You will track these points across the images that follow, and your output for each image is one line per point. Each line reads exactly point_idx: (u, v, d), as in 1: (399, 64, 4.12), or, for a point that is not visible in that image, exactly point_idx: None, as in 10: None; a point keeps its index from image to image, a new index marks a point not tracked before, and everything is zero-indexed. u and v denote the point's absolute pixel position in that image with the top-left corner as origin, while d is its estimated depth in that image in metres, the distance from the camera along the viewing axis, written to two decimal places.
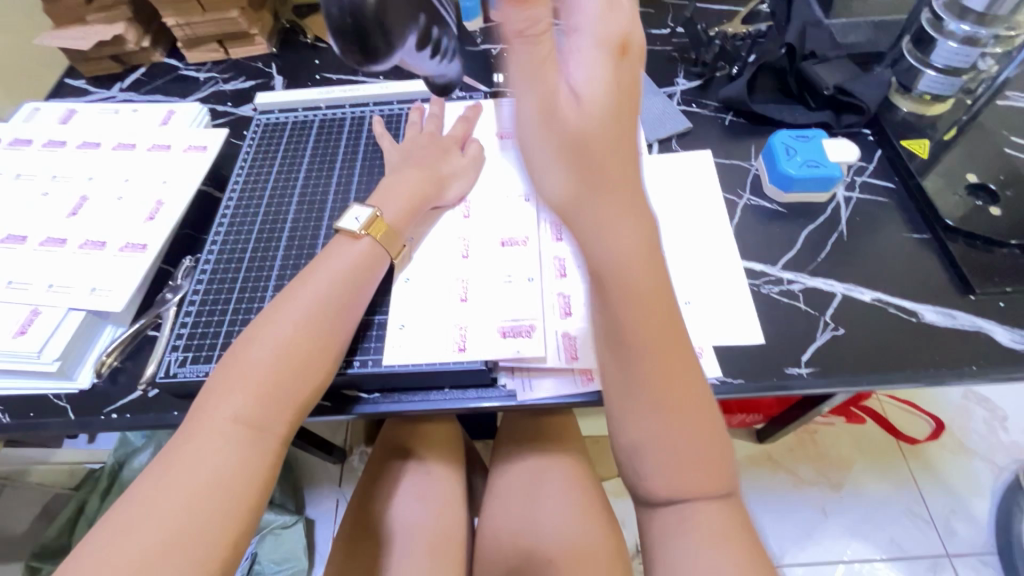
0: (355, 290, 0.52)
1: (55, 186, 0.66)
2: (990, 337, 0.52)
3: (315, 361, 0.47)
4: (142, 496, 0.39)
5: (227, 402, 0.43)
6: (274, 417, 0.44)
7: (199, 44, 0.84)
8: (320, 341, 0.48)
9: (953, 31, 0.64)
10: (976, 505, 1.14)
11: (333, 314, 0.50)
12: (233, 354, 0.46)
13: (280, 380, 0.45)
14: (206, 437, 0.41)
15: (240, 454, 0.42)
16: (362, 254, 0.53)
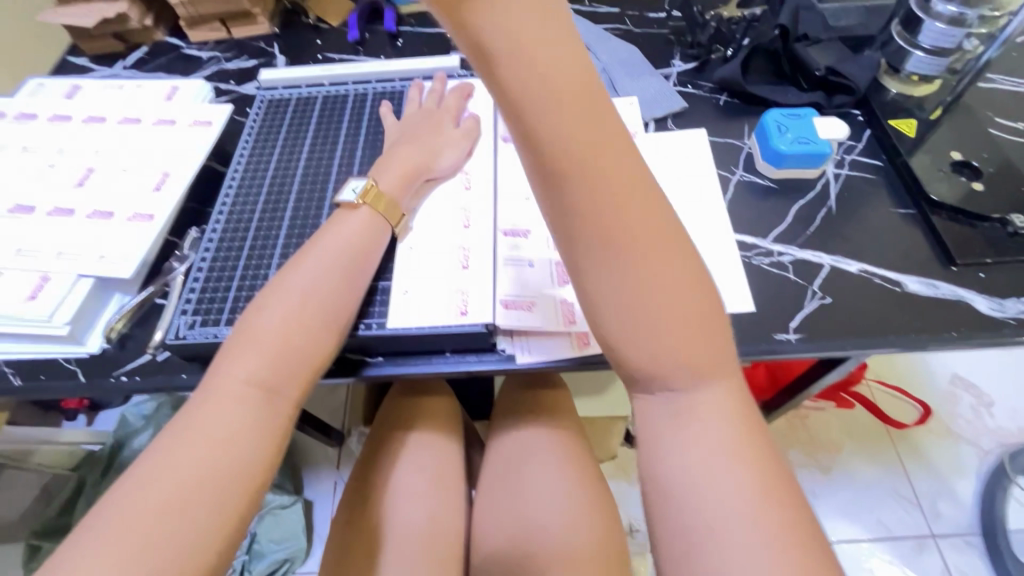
0: (361, 260, 0.54)
1: (61, 158, 0.67)
2: (971, 306, 0.54)
3: (321, 325, 0.50)
4: (162, 449, 0.41)
5: (240, 364, 0.46)
6: (286, 377, 0.47)
7: (201, 23, 0.85)
8: (327, 306, 0.50)
9: (940, 12, 0.65)
10: (961, 486, 1.17)
11: (338, 282, 0.52)
12: (245, 320, 0.49)
13: (289, 342, 0.47)
14: (222, 397, 0.44)
15: (256, 412, 0.44)
16: (364, 224, 0.56)
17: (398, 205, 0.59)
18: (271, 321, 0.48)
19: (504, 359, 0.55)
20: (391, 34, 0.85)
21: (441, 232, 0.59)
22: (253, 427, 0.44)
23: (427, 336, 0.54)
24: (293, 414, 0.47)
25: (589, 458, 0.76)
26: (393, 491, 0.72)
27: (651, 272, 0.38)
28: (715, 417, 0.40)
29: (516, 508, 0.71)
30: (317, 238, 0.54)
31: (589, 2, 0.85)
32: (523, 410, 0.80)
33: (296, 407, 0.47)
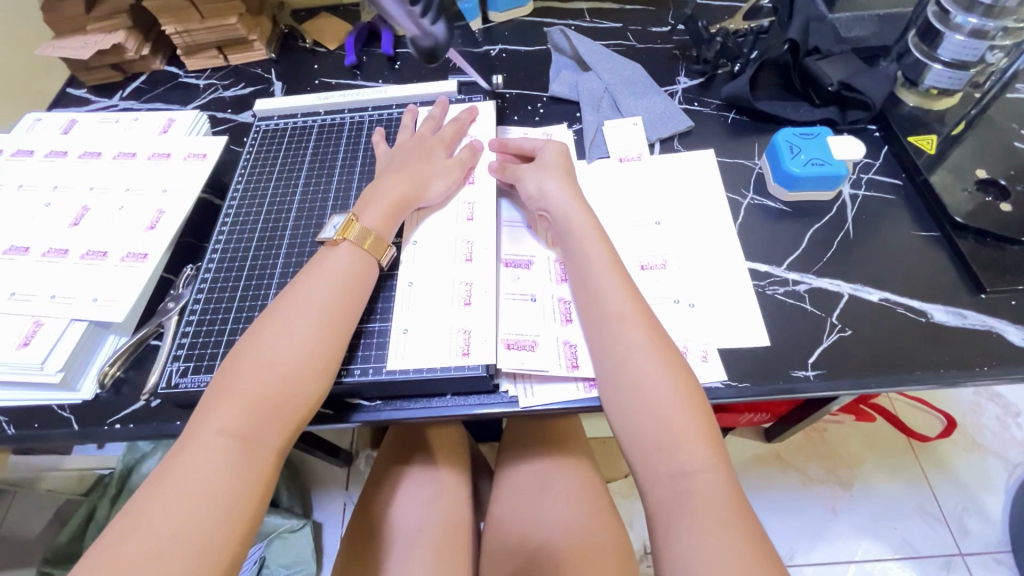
0: (344, 296, 0.51)
1: (56, 196, 0.66)
2: (1002, 336, 0.51)
3: (306, 372, 0.47)
4: (134, 510, 0.40)
5: (217, 414, 0.44)
6: (265, 428, 0.44)
7: (198, 51, 0.84)
8: (309, 351, 0.48)
9: (960, 23, 0.61)
10: (990, 503, 1.12)
11: (324, 322, 0.49)
12: (226, 367, 0.47)
13: (267, 390, 0.45)
14: (198, 450, 0.42)
15: (232, 466, 0.42)
16: (350, 260, 0.53)
17: (386, 241, 0.56)
18: (252, 368, 0.46)
19: (507, 401, 0.53)
20: (389, 57, 0.83)
21: (439, 266, 0.57)
22: (229, 482, 0.42)
23: (427, 380, 0.51)
24: (275, 465, 0.45)
25: (599, 490, 0.73)
26: (398, 523, 0.70)
27: (636, 347, 0.48)
28: (713, 477, 0.43)
29: (527, 535, 0.69)
30: (303, 276, 0.52)
31: (590, 18, 0.83)
32: (531, 442, 0.79)
33: (277, 457, 0.45)
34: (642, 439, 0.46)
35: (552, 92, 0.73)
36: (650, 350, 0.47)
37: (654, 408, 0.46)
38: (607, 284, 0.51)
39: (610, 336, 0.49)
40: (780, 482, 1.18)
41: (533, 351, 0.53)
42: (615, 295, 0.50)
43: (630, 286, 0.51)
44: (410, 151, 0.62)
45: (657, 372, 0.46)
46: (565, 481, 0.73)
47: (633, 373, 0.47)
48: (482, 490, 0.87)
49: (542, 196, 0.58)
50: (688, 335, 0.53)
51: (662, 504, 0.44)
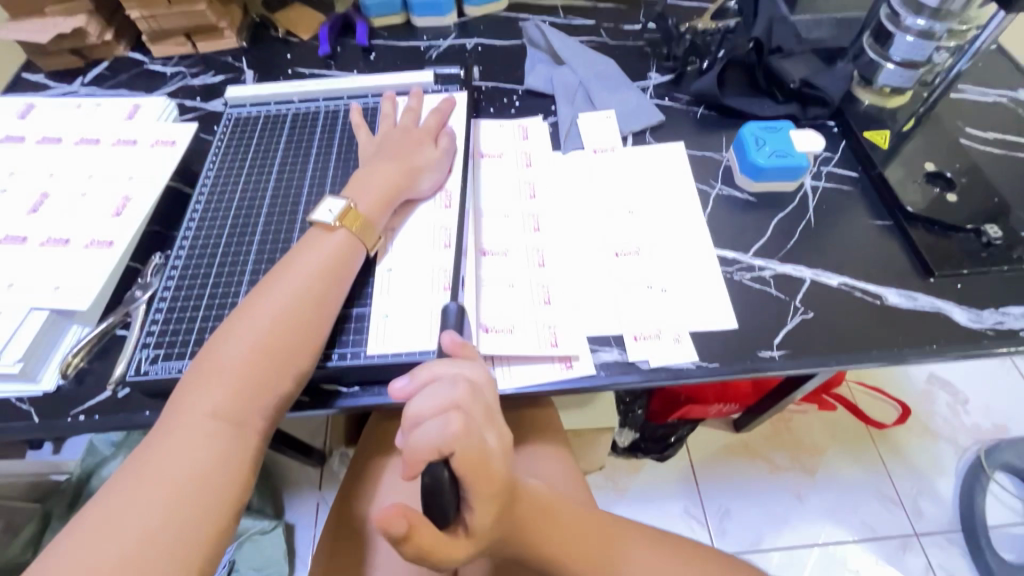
0: (333, 280, 0.51)
1: (14, 182, 0.64)
2: (949, 317, 0.54)
3: (294, 354, 0.47)
4: (118, 492, 0.39)
5: (204, 397, 0.44)
6: (252, 411, 0.45)
7: (165, 37, 0.82)
8: (298, 335, 0.48)
9: (909, 25, 0.65)
10: (942, 485, 1.19)
11: (313, 306, 0.50)
12: (209, 351, 0.47)
13: (257, 373, 0.45)
14: (185, 433, 0.42)
15: (219, 449, 0.42)
16: (340, 246, 0.53)
17: (374, 226, 0.56)
18: (240, 353, 0.46)
19: None
20: (364, 48, 0.83)
21: (417, 254, 0.58)
22: (218, 465, 0.42)
23: (407, 364, 0.52)
24: (260, 448, 0.45)
25: (574, 478, 0.74)
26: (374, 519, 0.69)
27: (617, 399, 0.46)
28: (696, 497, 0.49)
29: None
30: (289, 262, 0.52)
31: (564, 14, 0.84)
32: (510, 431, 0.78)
33: (262, 440, 0.45)
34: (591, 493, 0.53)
35: (528, 85, 0.74)
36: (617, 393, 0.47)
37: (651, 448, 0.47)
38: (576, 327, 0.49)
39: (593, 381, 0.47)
40: (748, 471, 1.22)
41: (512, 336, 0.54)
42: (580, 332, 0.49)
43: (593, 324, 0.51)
44: (395, 141, 0.62)
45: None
46: (543, 469, 0.74)
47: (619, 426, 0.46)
48: None
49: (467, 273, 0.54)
50: (661, 319, 0.55)
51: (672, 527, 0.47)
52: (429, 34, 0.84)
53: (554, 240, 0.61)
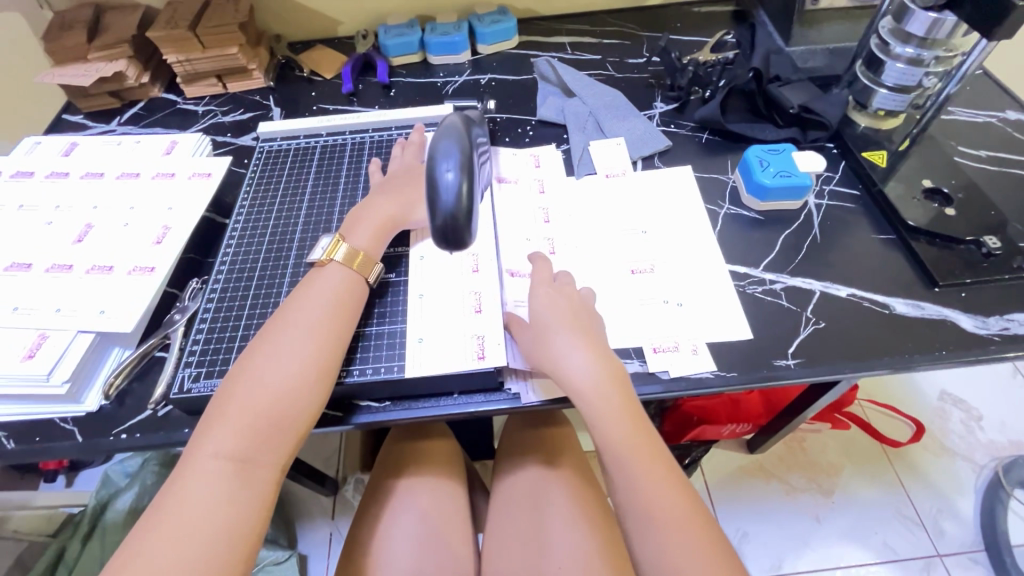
0: (341, 317, 0.53)
1: (59, 215, 0.67)
2: (956, 324, 0.57)
3: (303, 389, 0.48)
4: (139, 537, 0.40)
5: (216, 438, 0.44)
6: (264, 449, 0.45)
7: (198, 79, 0.88)
8: (309, 369, 0.48)
9: (899, 53, 0.69)
10: (962, 504, 1.18)
11: (324, 340, 0.50)
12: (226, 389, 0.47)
13: (268, 410, 0.46)
14: (195, 479, 0.42)
15: (234, 491, 0.43)
16: (340, 280, 0.54)
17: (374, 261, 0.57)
18: (245, 394, 0.46)
19: (511, 398, 0.55)
20: (384, 85, 0.88)
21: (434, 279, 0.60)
22: (234, 506, 0.42)
23: (438, 377, 0.54)
24: (275, 483, 0.45)
25: (596, 496, 0.74)
26: (395, 534, 0.70)
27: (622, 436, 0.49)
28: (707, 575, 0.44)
29: (526, 545, 0.69)
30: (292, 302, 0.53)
31: (572, 50, 0.90)
32: (531, 450, 0.80)
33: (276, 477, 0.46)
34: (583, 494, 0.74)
35: (541, 116, 0.79)
36: (622, 429, 0.49)
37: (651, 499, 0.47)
38: (578, 355, 0.51)
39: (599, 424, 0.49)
40: (765, 494, 1.21)
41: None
42: (584, 366, 0.50)
43: (604, 366, 0.51)
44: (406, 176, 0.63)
45: (635, 463, 0.48)
46: (566, 485, 0.74)
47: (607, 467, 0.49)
48: (479, 505, 0.87)
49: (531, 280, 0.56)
50: (677, 332, 0.57)
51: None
52: (445, 71, 0.89)
53: (576, 261, 0.63)
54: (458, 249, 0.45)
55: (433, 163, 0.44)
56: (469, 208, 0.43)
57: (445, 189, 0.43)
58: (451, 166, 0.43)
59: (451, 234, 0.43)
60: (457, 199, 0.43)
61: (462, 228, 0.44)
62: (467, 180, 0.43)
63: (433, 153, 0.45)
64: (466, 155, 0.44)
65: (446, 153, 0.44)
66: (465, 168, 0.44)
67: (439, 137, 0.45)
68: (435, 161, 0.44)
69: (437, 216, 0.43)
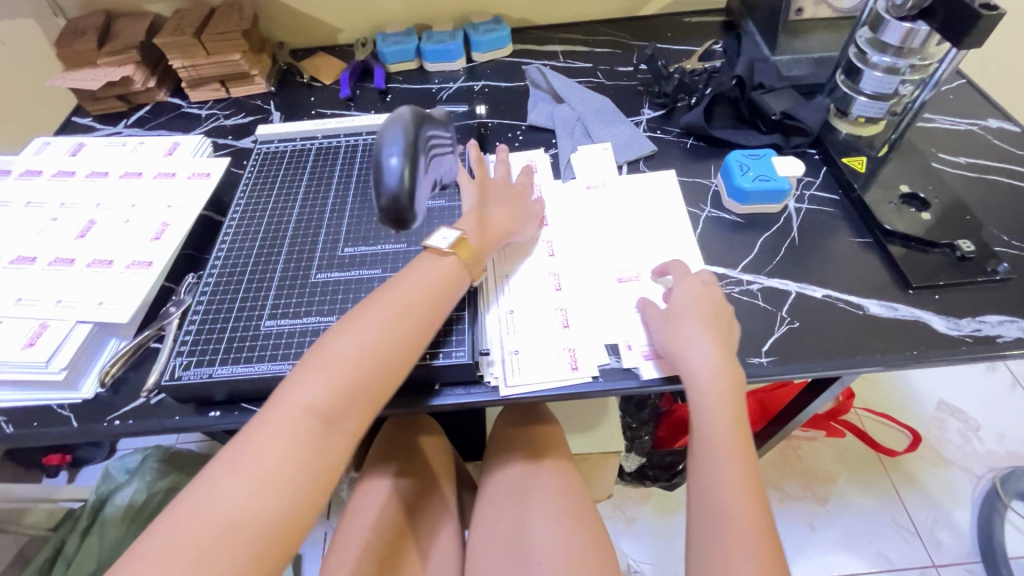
0: (436, 301, 0.53)
1: (63, 212, 0.70)
2: (928, 325, 0.58)
3: (393, 361, 0.49)
4: (213, 478, 0.41)
5: (306, 390, 0.45)
6: (348, 414, 0.46)
7: (202, 84, 0.91)
8: (402, 343, 0.49)
9: (876, 62, 0.71)
10: (958, 514, 1.17)
11: (420, 318, 0.51)
12: (319, 347, 0.48)
13: (359, 376, 0.47)
14: (277, 435, 0.43)
15: (307, 450, 0.43)
16: (447, 268, 0.55)
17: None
18: (343, 357, 0.47)
19: (489, 391, 0.56)
20: (381, 91, 0.91)
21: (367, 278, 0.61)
22: (302, 466, 0.43)
23: (419, 371, 0.55)
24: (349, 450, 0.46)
25: (581, 494, 0.76)
26: (380, 528, 0.71)
27: (718, 434, 0.49)
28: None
29: (509, 540, 0.70)
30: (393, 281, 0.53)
31: (564, 58, 0.92)
32: (517, 447, 0.81)
33: (347, 448, 0.46)
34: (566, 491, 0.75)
35: (530, 121, 0.81)
36: (723, 427, 0.50)
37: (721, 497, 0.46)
38: (702, 346, 0.52)
39: (698, 421, 0.51)
40: None
41: (529, 352, 0.58)
42: (705, 365, 0.52)
43: (729, 371, 0.52)
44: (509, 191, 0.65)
45: (722, 460, 0.48)
46: (549, 482, 0.76)
47: (693, 458, 0.50)
48: (466, 503, 0.89)
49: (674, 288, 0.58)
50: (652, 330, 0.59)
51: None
52: (440, 78, 0.92)
53: (568, 264, 0.65)
54: (402, 229, 0.49)
55: (377, 158, 0.48)
56: (411, 191, 0.47)
57: (389, 173, 0.47)
58: (395, 158, 0.47)
59: (394, 213, 0.47)
60: (399, 181, 0.47)
61: (405, 209, 0.47)
62: (411, 166, 0.47)
63: (377, 147, 0.48)
64: (411, 141, 0.48)
65: (391, 145, 0.48)
66: (409, 157, 0.48)
67: (383, 133, 0.49)
68: (379, 156, 0.48)
69: (382, 197, 0.47)
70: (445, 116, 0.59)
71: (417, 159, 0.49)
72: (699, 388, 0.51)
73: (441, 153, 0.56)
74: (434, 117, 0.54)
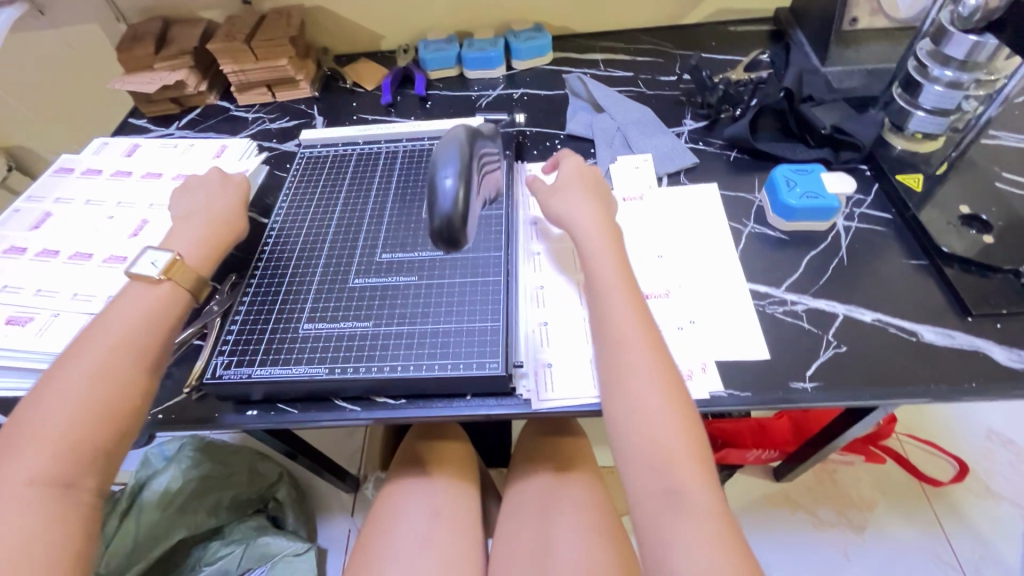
0: (153, 336, 0.52)
1: (118, 210, 0.73)
2: (988, 356, 0.54)
3: (109, 410, 0.47)
4: None
5: (25, 457, 0.43)
6: (81, 472, 0.45)
7: (250, 88, 0.94)
8: (110, 390, 0.48)
9: (937, 76, 0.68)
10: (1008, 552, 1.10)
11: (125, 357, 0.49)
12: (43, 396, 0.46)
13: (57, 429, 0.45)
14: (2, 502, 0.42)
15: (47, 512, 0.42)
16: (154, 297, 0.54)
17: (206, 279, 0.58)
18: (62, 419, 0.45)
19: (521, 404, 0.56)
20: (421, 97, 0.92)
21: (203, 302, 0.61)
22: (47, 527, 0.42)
23: (451, 380, 0.55)
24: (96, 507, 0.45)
25: (607, 509, 0.74)
26: (406, 533, 0.72)
27: (642, 366, 0.48)
28: (704, 495, 0.43)
29: (533, 552, 0.69)
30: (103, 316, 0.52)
31: (605, 67, 0.91)
32: (544, 458, 0.80)
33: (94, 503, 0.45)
34: (593, 505, 0.74)
35: (569, 130, 0.80)
36: (636, 343, 0.50)
37: (649, 424, 0.46)
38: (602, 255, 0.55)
39: (617, 356, 0.49)
40: (791, 524, 1.17)
41: (564, 366, 0.57)
42: (625, 316, 0.51)
43: (642, 313, 0.52)
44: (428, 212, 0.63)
45: (639, 382, 0.48)
46: (575, 496, 0.74)
47: (614, 385, 0.49)
48: (491, 511, 0.88)
49: (572, 219, 0.59)
50: (688, 350, 0.57)
51: (654, 512, 0.44)
52: (480, 85, 0.92)
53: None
54: (453, 249, 0.47)
55: (431, 179, 0.46)
56: (465, 212, 0.46)
57: (443, 193, 0.45)
58: (451, 178, 0.46)
59: (447, 235, 0.46)
60: (453, 202, 0.45)
61: (458, 230, 0.46)
62: (466, 186, 0.46)
63: (431, 166, 0.47)
64: (465, 161, 0.47)
65: (446, 163, 0.47)
66: (465, 176, 0.46)
67: (437, 152, 0.47)
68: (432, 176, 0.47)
69: (434, 217, 0.46)
70: (494, 130, 0.58)
71: (471, 179, 0.47)
72: (623, 329, 0.50)
73: (488, 169, 0.55)
74: (485, 134, 0.53)
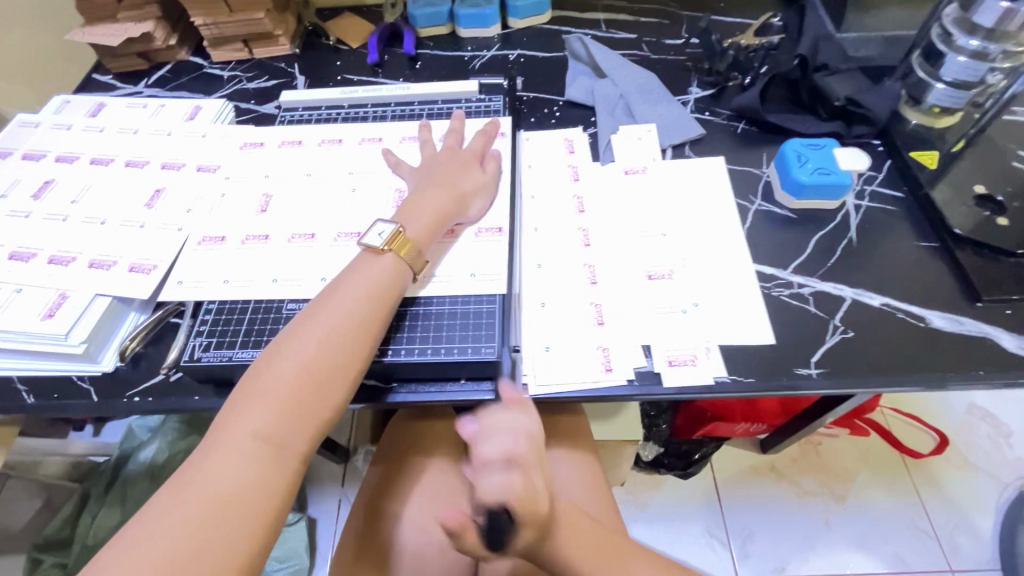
0: (378, 309, 0.49)
1: (84, 176, 0.68)
2: (997, 343, 0.53)
3: (335, 381, 0.45)
4: (174, 508, 0.38)
5: (245, 418, 0.42)
6: (296, 433, 0.43)
7: (224, 43, 0.87)
8: (340, 363, 0.46)
9: (962, 45, 0.65)
10: (980, 522, 1.13)
11: (357, 329, 0.48)
12: (272, 355, 0.45)
13: (299, 396, 0.44)
14: (226, 450, 0.41)
15: (257, 475, 0.40)
16: (386, 270, 0.51)
17: (424, 253, 0.54)
18: (289, 379, 0.44)
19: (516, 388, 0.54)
20: (410, 57, 0.85)
21: (309, 267, 0.59)
22: (252, 493, 0.40)
23: (444, 365, 0.52)
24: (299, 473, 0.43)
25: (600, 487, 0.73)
26: (402, 522, 0.69)
27: None
28: None
29: None
30: (341, 282, 0.50)
31: (606, 28, 0.86)
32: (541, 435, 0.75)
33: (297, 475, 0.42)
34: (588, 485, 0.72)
35: (569, 97, 0.76)
36: None
37: None
38: None
39: None
40: (775, 494, 1.19)
41: (563, 350, 0.55)
42: None
43: None
44: (442, 168, 0.61)
45: None
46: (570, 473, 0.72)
47: None
48: None
49: None
50: (690, 335, 0.55)
51: None
52: (473, 45, 0.86)
53: (605, 257, 0.61)
54: None
55: None
56: None
57: None
58: None
59: None
60: None
61: None
62: None
63: None
64: None
65: None
66: None
67: None
68: None
69: None
70: None
71: None
72: None
73: None
74: None
